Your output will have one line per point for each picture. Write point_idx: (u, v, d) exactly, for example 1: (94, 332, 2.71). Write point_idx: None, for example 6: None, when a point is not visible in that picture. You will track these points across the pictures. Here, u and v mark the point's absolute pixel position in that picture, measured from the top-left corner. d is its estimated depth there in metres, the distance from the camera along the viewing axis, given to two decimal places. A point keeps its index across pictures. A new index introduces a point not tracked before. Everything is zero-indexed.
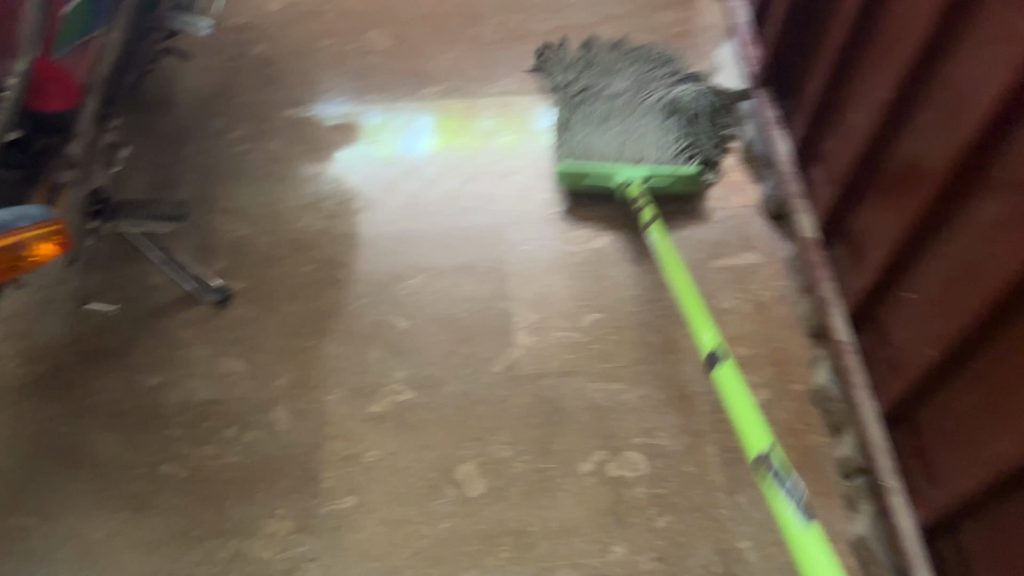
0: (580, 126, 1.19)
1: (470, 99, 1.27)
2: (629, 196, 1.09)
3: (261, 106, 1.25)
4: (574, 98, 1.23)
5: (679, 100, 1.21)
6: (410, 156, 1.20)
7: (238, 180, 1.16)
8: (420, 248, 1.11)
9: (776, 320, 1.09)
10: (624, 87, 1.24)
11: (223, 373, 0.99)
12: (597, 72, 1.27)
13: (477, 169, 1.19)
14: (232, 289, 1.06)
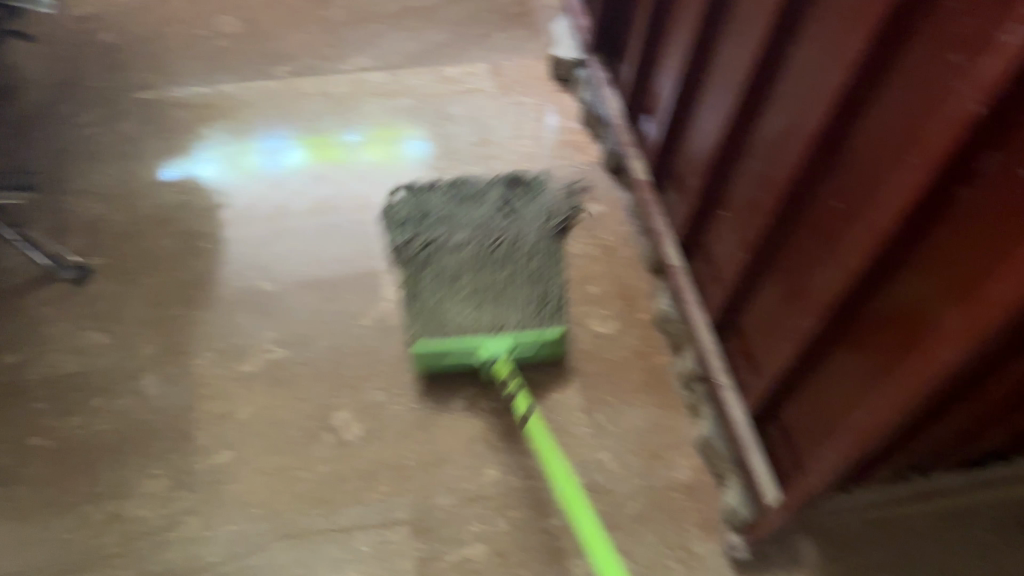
0: (432, 295, 1.07)
1: (324, 85, 1.33)
2: (497, 376, 0.96)
3: (110, 91, 1.27)
4: (421, 255, 1.11)
5: (528, 262, 1.11)
6: (271, 172, 1.21)
7: (91, 161, 1.17)
8: (284, 239, 1.15)
9: (622, 260, 1.19)
10: (468, 240, 1.13)
11: (89, 346, 1.01)
12: (437, 221, 1.16)
13: (340, 184, 1.22)
14: (91, 266, 1.08)
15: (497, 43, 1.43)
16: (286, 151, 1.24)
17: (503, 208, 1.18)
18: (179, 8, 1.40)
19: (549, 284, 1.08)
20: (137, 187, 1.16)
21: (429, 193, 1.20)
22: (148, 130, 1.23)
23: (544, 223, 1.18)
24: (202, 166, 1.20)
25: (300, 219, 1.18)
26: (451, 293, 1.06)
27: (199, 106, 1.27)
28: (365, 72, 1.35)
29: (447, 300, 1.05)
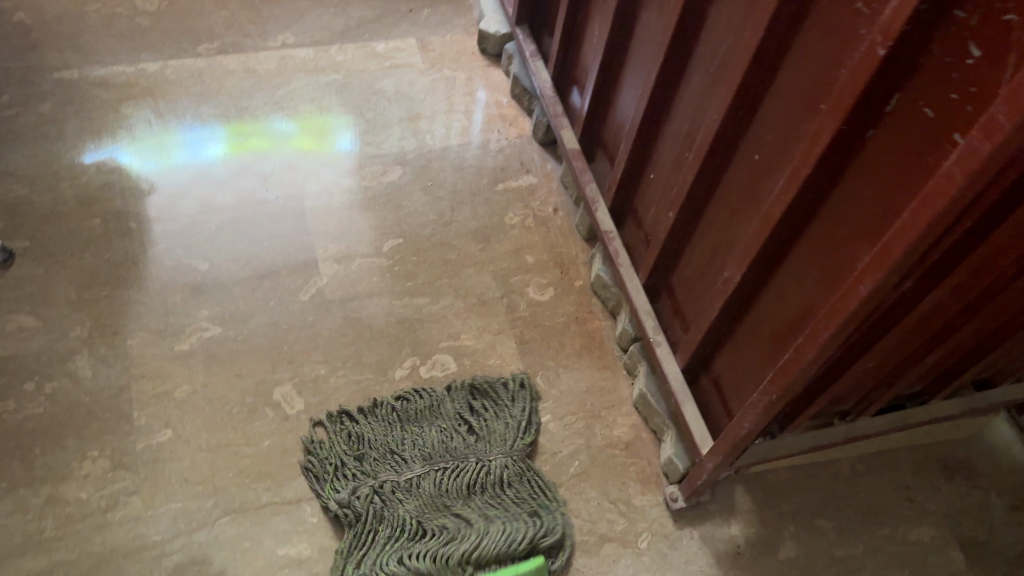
0: (387, 546, 0.88)
1: (251, 65, 1.31)
2: None
3: (26, 71, 1.23)
4: (364, 516, 0.89)
5: (500, 506, 0.92)
6: (198, 164, 1.18)
7: (9, 144, 1.14)
8: (217, 220, 1.13)
9: (556, 230, 1.21)
10: (423, 490, 0.92)
11: (15, 330, 0.99)
12: (384, 452, 0.95)
13: (271, 176, 1.19)
14: (14, 249, 1.05)
15: (425, 19, 1.44)
16: (207, 142, 1.21)
17: (461, 439, 0.97)
18: None
19: (524, 525, 0.90)
20: (60, 168, 1.13)
21: (365, 428, 0.97)
22: (68, 111, 1.19)
23: (515, 439, 0.98)
24: (127, 146, 1.17)
25: (232, 210, 1.15)
26: (412, 554, 0.87)
27: (121, 85, 1.24)
28: (291, 50, 1.34)
29: (410, 556, 0.87)
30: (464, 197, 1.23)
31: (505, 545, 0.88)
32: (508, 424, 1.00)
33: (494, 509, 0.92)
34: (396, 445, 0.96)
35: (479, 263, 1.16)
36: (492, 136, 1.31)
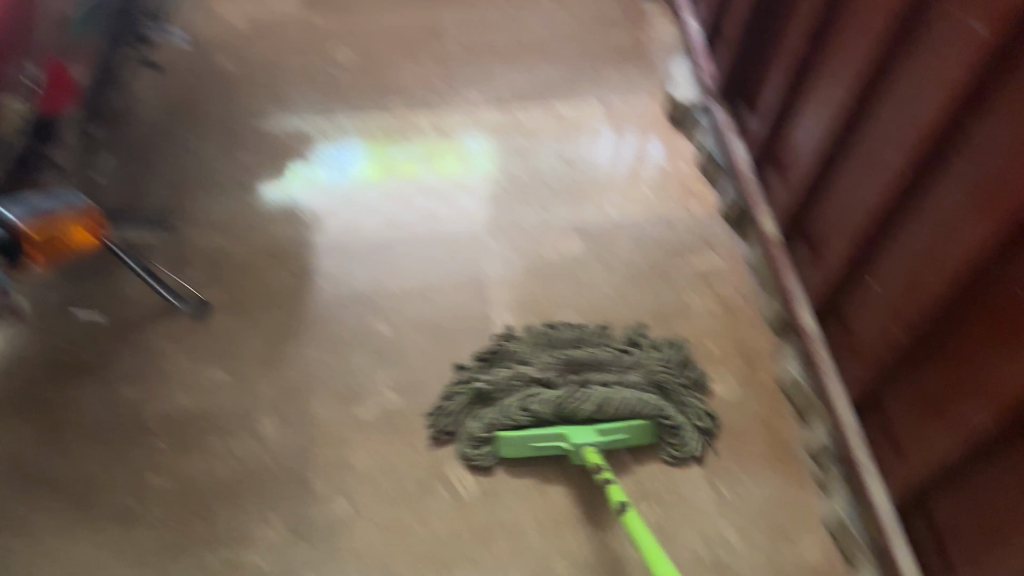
0: (517, 407, 0.97)
1: (438, 123, 1.31)
2: (588, 464, 0.91)
3: (229, 120, 1.26)
4: (499, 391, 0.99)
5: (631, 383, 1.00)
6: (347, 190, 1.21)
7: (211, 192, 1.17)
8: (399, 276, 1.13)
9: (742, 318, 1.13)
10: (560, 361, 1.01)
11: (208, 384, 1.01)
12: (525, 354, 1.03)
13: (416, 199, 1.21)
14: (211, 301, 1.08)
15: (614, 78, 1.38)
16: (350, 162, 1.24)
17: (615, 340, 1.05)
18: (295, 36, 1.38)
19: (648, 399, 0.98)
20: (255, 219, 1.16)
21: (514, 345, 1.04)
22: (264, 161, 1.22)
23: (656, 363, 1.03)
24: (319, 202, 1.19)
25: (387, 245, 1.16)
26: (535, 409, 0.96)
27: (315, 138, 1.26)
28: (478, 110, 1.33)
29: (534, 405, 0.96)
30: (643, 271, 1.17)
31: (628, 411, 0.96)
32: (651, 347, 1.05)
33: (625, 382, 1.00)
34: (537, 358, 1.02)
35: None
36: (678, 210, 1.24)
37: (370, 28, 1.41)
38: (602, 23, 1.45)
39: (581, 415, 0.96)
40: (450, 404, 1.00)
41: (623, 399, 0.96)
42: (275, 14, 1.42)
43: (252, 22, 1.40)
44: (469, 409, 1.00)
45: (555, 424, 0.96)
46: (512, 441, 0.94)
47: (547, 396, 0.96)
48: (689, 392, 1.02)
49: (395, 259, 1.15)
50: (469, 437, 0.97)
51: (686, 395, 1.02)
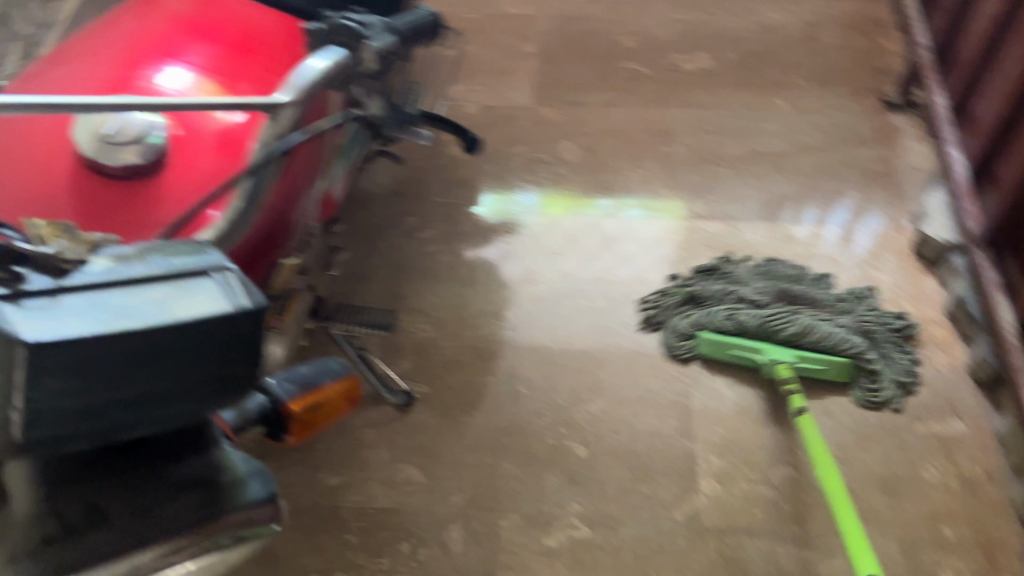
0: (724, 315, 1.10)
1: (618, 211, 1.27)
2: (776, 374, 1.03)
3: (452, 207, 1.27)
4: (713, 298, 1.13)
5: (840, 324, 1.09)
6: (533, 244, 1.23)
7: (428, 281, 1.18)
8: (603, 385, 1.08)
9: (985, 502, 0.99)
10: (774, 289, 1.13)
11: (402, 482, 1.01)
12: (743, 277, 1.16)
13: (602, 263, 1.21)
14: (415, 393, 1.08)
15: (854, 202, 1.27)
16: (531, 217, 1.27)
17: (831, 288, 1.15)
18: (523, 128, 1.38)
19: (852, 341, 1.07)
20: (467, 314, 1.15)
21: (735, 270, 1.17)
22: (481, 256, 1.21)
23: (867, 314, 1.12)
24: (524, 302, 1.16)
25: (575, 318, 1.15)
26: (742, 318, 1.08)
27: (533, 237, 1.24)
28: (668, 205, 1.28)
29: (741, 316, 1.09)
30: (871, 427, 1.05)
31: (829, 345, 1.06)
32: (866, 299, 1.14)
33: (835, 320, 1.10)
34: (752, 282, 1.15)
35: (884, 522, 0.97)
36: (919, 360, 1.10)
37: (599, 124, 1.38)
38: (847, 138, 1.34)
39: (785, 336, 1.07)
40: (666, 299, 1.15)
41: (831, 335, 1.07)
42: (506, 99, 1.41)
43: (483, 106, 1.40)
44: (680, 307, 1.14)
45: (757, 338, 1.08)
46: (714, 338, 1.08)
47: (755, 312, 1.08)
48: (899, 351, 1.10)
49: (583, 341, 1.13)
50: (675, 331, 1.11)
51: (896, 353, 1.09)
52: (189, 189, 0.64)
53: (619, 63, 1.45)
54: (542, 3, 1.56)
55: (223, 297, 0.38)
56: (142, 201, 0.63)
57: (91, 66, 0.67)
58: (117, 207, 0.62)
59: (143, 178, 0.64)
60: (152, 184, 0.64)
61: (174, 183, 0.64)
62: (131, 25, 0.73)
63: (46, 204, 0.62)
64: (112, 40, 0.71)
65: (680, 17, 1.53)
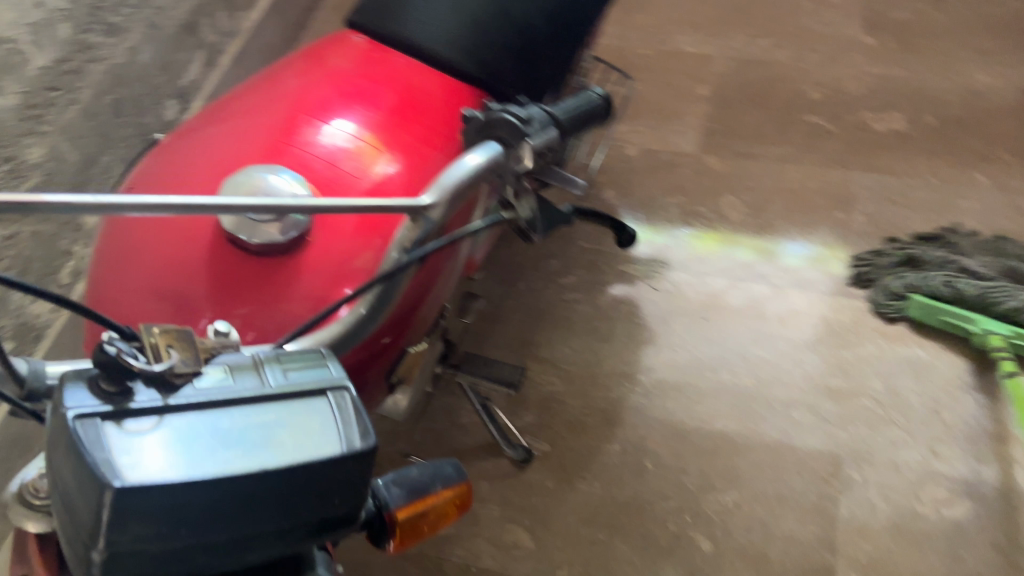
0: (939, 282, 1.09)
1: (770, 265, 1.18)
2: (988, 344, 1.03)
3: (598, 254, 1.21)
4: (931, 264, 1.13)
5: None
6: (679, 289, 1.17)
7: (563, 330, 1.12)
8: (739, 474, 1.00)
9: None
10: (1001, 264, 1.10)
11: (509, 545, 0.96)
12: (969, 249, 1.14)
13: (753, 324, 1.12)
14: (534, 450, 1.02)
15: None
16: (682, 257, 1.20)
17: None
18: (685, 176, 1.29)
19: None
20: (599, 372, 1.08)
21: (960, 241, 1.16)
22: (623, 310, 1.14)
23: None
24: (661, 369, 1.08)
25: (717, 388, 1.07)
26: (959, 286, 1.08)
27: (681, 296, 1.16)
28: (825, 252, 1.19)
29: (959, 284, 1.08)
30: None
31: None
32: None
33: None
34: (976, 254, 1.13)
35: None
36: None
37: (769, 181, 1.28)
38: None
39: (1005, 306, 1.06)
40: (881, 259, 1.16)
41: None
42: (670, 144, 1.33)
43: (645, 149, 1.33)
44: (895, 268, 1.15)
45: (973, 307, 1.07)
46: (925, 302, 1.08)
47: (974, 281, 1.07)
48: None
49: (721, 415, 1.04)
50: (887, 290, 1.12)
51: None
52: (332, 275, 0.52)
53: (799, 116, 1.35)
54: (722, 42, 1.46)
55: (331, 432, 0.35)
56: (276, 287, 0.51)
57: (223, 141, 0.53)
58: (248, 302, 0.50)
59: (281, 256, 0.51)
60: (290, 266, 0.51)
61: (313, 262, 0.52)
62: (280, 82, 0.58)
63: (172, 305, 0.50)
64: (253, 106, 0.56)
65: (873, 69, 1.40)
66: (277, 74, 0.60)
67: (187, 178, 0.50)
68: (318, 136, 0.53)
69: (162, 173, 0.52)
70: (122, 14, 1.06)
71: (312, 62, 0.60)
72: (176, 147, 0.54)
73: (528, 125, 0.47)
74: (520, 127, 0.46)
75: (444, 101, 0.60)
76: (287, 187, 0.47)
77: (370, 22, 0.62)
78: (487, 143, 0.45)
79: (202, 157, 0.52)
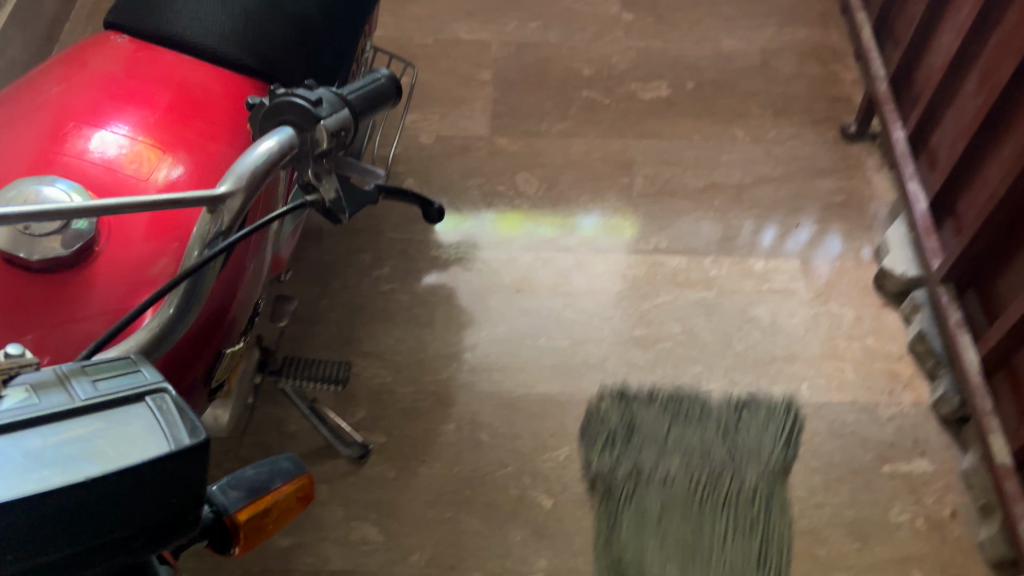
0: (648, 544, 0.96)
1: (572, 226, 1.25)
2: None
3: (408, 244, 1.22)
4: (628, 480, 1.00)
5: (748, 479, 1.01)
6: (494, 259, 1.21)
7: (382, 322, 1.13)
8: (568, 427, 1.05)
9: (950, 543, 0.97)
10: (688, 471, 1.01)
11: (358, 541, 0.95)
12: (650, 447, 1.03)
13: (563, 287, 1.18)
14: (370, 444, 1.02)
15: (805, 245, 1.24)
16: (492, 227, 1.25)
17: (729, 424, 1.05)
18: (481, 160, 1.33)
19: (776, 441, 1.04)
20: (424, 358, 1.10)
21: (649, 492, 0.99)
22: (440, 294, 1.16)
23: (771, 451, 1.03)
24: (484, 345, 1.11)
25: (540, 354, 1.11)
26: (651, 509, 0.98)
27: (494, 272, 1.19)
28: (615, 220, 1.26)
29: (650, 544, 0.96)
30: (840, 470, 1.03)
31: (768, 460, 1.02)
32: (763, 413, 1.06)
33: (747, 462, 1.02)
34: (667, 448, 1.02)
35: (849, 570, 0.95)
36: (883, 400, 1.09)
37: (558, 156, 1.34)
38: (808, 169, 1.33)
39: None
40: (603, 482, 1.00)
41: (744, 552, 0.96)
42: (462, 130, 1.36)
43: (438, 136, 1.35)
44: (612, 470, 1.01)
45: None
46: None
47: (655, 508, 0.98)
48: (779, 443, 1.04)
49: (542, 377, 1.09)
50: (597, 543, 0.96)
51: (780, 442, 1.04)
52: (129, 287, 0.52)
53: (575, 92, 1.43)
54: (498, 28, 1.52)
55: (156, 434, 0.34)
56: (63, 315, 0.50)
57: None
58: (31, 341, 0.49)
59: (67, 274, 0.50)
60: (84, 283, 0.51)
61: (100, 285, 0.51)
62: (42, 90, 0.57)
63: None
64: (13, 119, 0.55)
65: (636, 42, 1.51)
66: (35, 82, 0.58)
67: None
68: (84, 147, 0.52)
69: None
70: None
71: (70, 65, 0.59)
72: None
73: (316, 107, 0.44)
74: (312, 109, 0.44)
75: (224, 93, 0.60)
76: (64, 197, 0.44)
77: (131, 24, 0.62)
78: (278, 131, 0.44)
79: None
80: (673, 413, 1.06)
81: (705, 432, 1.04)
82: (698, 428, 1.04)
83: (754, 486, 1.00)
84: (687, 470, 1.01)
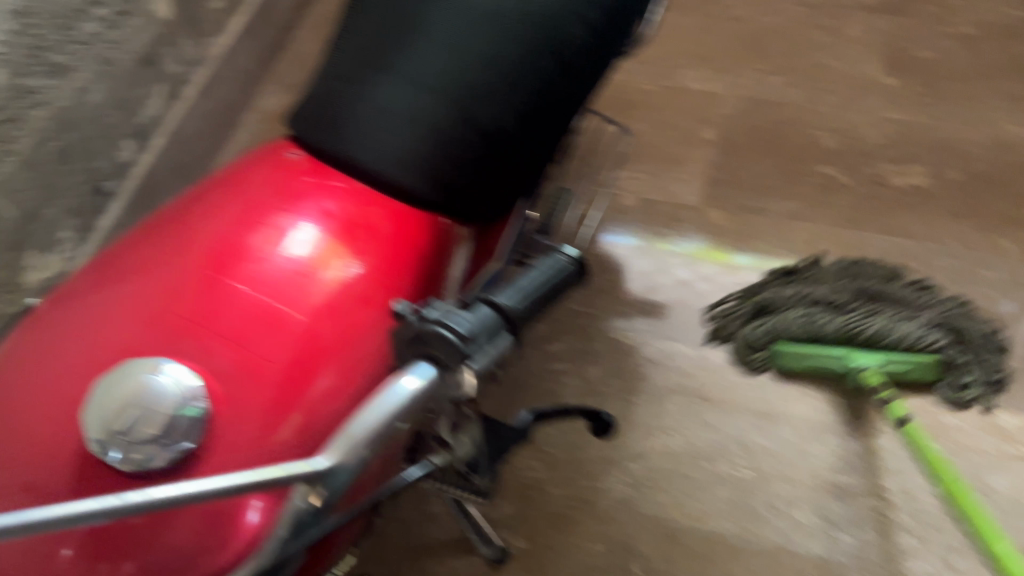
0: (811, 339, 1.02)
1: None
2: (866, 382, 0.96)
3: (590, 319, 1.11)
4: (787, 302, 1.05)
5: (921, 319, 1.01)
6: (683, 352, 1.07)
7: (547, 407, 1.04)
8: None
9: None
10: (853, 288, 1.04)
11: None
12: (817, 275, 1.07)
13: (758, 400, 1.03)
14: (511, 548, 0.94)
15: None
16: (687, 310, 1.11)
17: (920, 286, 1.06)
18: (687, 231, 1.19)
19: (951, 304, 1.04)
20: (585, 458, 0.99)
21: (816, 292, 1.04)
22: (614, 385, 1.05)
23: (948, 304, 1.04)
24: (654, 457, 0.99)
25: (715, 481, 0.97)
26: (815, 313, 1.02)
27: (678, 371, 1.06)
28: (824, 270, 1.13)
29: (818, 322, 1.01)
30: None
31: (948, 306, 1.03)
32: (942, 293, 1.06)
33: (918, 316, 1.01)
34: (836, 281, 1.06)
35: None
36: None
37: (778, 241, 1.18)
38: None
39: (923, 390, 1.02)
40: (772, 292, 1.06)
41: (911, 335, 0.99)
42: (672, 194, 1.23)
43: (644, 199, 1.23)
44: (778, 287, 1.07)
45: (835, 344, 1.01)
46: (788, 349, 1.02)
47: (823, 317, 1.01)
48: (970, 322, 1.01)
49: (713, 510, 0.95)
50: (749, 342, 1.04)
51: (968, 321, 1.01)
52: None
53: (811, 165, 1.25)
54: (733, 79, 1.36)
55: None
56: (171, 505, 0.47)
57: (113, 310, 0.51)
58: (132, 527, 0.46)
59: None
60: None
61: None
62: (196, 224, 0.56)
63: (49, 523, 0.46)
64: (161, 257, 0.54)
65: (895, 115, 1.29)
66: (190, 213, 0.57)
67: (82, 359, 0.48)
68: (227, 301, 0.51)
69: (60, 340, 0.50)
70: (68, 53, 0.96)
71: (231, 195, 0.58)
72: (69, 313, 0.52)
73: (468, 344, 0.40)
74: (460, 348, 0.40)
75: (389, 233, 0.58)
76: (177, 385, 0.45)
77: (314, 137, 0.60)
78: (421, 364, 0.40)
79: (104, 326, 0.50)
80: (850, 274, 1.07)
81: (880, 278, 1.07)
82: (868, 267, 1.07)
83: (930, 308, 1.02)
84: (852, 290, 1.04)
